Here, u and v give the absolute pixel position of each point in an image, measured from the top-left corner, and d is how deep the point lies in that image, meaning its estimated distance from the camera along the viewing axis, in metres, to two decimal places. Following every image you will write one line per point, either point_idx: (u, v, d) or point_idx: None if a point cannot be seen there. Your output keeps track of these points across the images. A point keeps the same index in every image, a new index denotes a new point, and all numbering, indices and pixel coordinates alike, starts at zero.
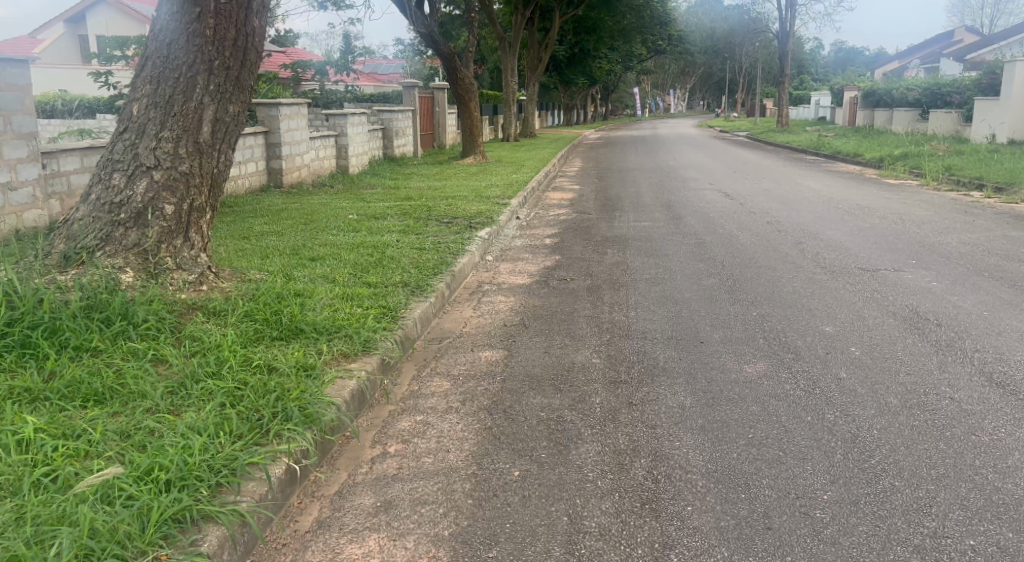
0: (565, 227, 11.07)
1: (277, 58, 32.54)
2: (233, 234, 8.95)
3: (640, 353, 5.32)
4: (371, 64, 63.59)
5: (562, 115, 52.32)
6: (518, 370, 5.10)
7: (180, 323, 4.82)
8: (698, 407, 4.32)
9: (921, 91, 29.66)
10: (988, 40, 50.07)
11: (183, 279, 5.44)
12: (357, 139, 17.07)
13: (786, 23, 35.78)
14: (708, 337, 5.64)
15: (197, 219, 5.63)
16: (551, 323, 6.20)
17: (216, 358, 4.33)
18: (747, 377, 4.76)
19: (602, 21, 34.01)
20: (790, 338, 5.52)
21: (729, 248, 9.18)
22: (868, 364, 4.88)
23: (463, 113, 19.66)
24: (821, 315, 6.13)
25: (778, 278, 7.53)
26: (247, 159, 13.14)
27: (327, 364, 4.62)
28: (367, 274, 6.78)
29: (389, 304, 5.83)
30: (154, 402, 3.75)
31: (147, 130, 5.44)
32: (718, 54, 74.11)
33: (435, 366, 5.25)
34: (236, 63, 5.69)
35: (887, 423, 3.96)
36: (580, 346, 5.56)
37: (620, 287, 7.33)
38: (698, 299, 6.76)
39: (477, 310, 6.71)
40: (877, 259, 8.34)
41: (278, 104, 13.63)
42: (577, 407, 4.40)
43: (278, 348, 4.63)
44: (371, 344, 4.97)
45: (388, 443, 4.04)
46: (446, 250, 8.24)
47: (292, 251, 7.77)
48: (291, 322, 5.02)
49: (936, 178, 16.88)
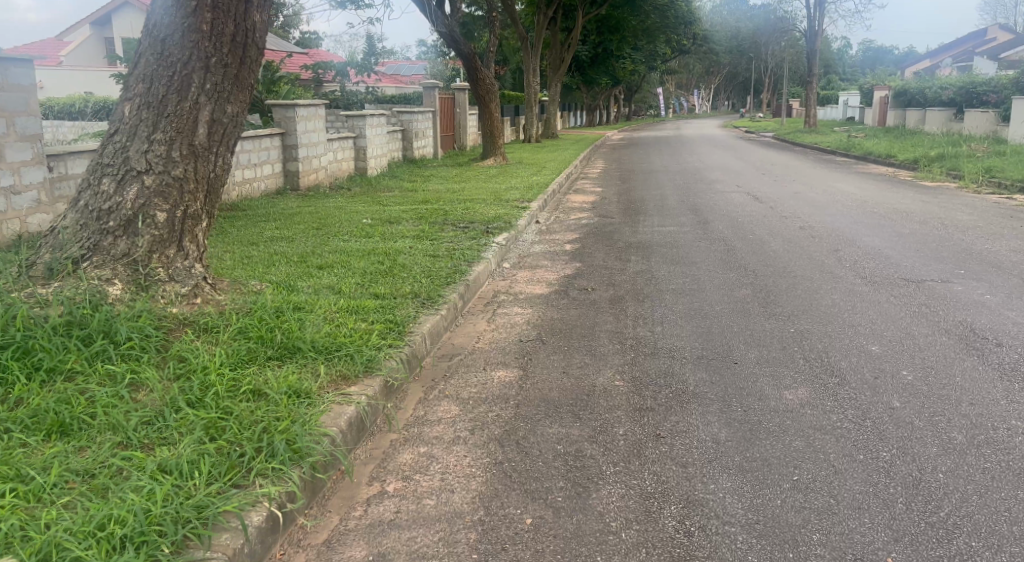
0: (587, 232, 10.62)
1: (298, 59, 32.34)
2: (241, 240, 8.56)
3: (668, 376, 4.87)
4: (394, 65, 63.32)
5: (585, 116, 51.77)
6: (533, 394, 4.67)
7: (167, 340, 4.41)
8: (735, 441, 3.88)
9: (955, 91, 28.88)
10: (1020, 38, 49.05)
11: (175, 292, 5.02)
12: (375, 140, 16.71)
13: (814, 22, 35.02)
14: (742, 356, 5.19)
15: (192, 227, 5.22)
16: (570, 339, 5.76)
17: (201, 382, 3.91)
18: (787, 405, 4.31)
19: (625, 21, 33.44)
20: (834, 359, 5.06)
21: (761, 256, 8.69)
22: (924, 391, 4.42)
23: (484, 114, 19.26)
24: (866, 332, 5.65)
25: (816, 289, 7.04)
26: (263, 162, 12.82)
27: (324, 388, 4.20)
28: (375, 284, 6.39)
29: (396, 319, 5.42)
30: (125, 435, 3.34)
31: (138, 131, 5.04)
32: (744, 54, 73.25)
33: (444, 389, 4.82)
34: (235, 60, 5.29)
35: (954, 465, 3.51)
36: (602, 366, 5.12)
37: (645, 299, 6.87)
38: (730, 313, 6.29)
39: (491, 323, 6.28)
40: (922, 268, 7.82)
41: (295, 105, 13.31)
42: (598, 439, 3.97)
43: (273, 370, 4.22)
44: (374, 365, 4.55)
45: (387, 481, 3.62)
46: (460, 257, 7.81)
47: (299, 258, 7.40)
48: (287, 340, 4.60)
49: (974, 180, 16.26)
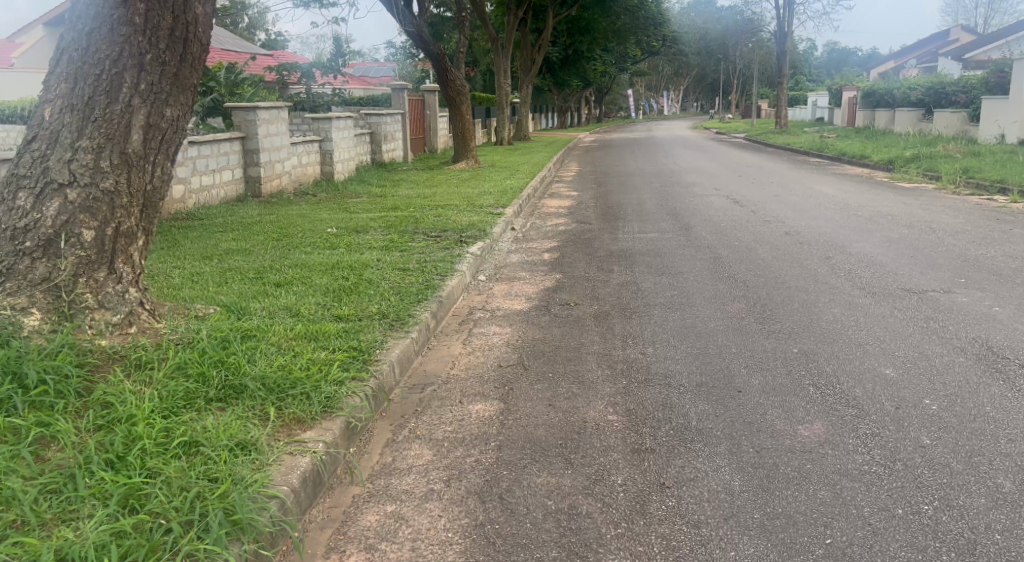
0: (565, 240, 10.09)
1: (263, 61, 31.48)
2: (194, 254, 7.93)
3: (665, 408, 4.34)
4: (361, 68, 62.23)
5: (557, 118, 51.29)
6: (516, 434, 4.11)
7: (91, 382, 3.82)
8: (752, 492, 3.36)
9: (923, 91, 28.91)
10: (983, 39, 49.56)
11: (104, 321, 4.44)
12: (342, 144, 16.06)
13: (784, 22, 34.88)
14: (746, 384, 4.66)
15: (126, 246, 4.61)
16: (554, 363, 5.21)
17: (126, 434, 3.31)
18: (803, 445, 3.79)
19: (595, 22, 33.02)
20: (846, 386, 4.56)
21: (750, 265, 8.21)
22: (954, 424, 3.92)
23: (455, 116, 18.67)
24: (876, 352, 5.17)
25: (813, 302, 6.56)
26: (221, 167, 12.13)
27: (274, 437, 3.65)
28: (337, 303, 5.80)
29: (360, 344, 4.84)
30: (19, 511, 2.77)
31: (60, 138, 4.41)
32: (712, 55, 73.45)
33: (415, 428, 4.25)
34: (174, 57, 4.68)
35: (1010, 523, 3.03)
36: (591, 397, 4.57)
37: (633, 315, 6.34)
38: (725, 331, 5.78)
39: (467, 345, 5.72)
40: (920, 277, 7.38)
41: (256, 107, 12.59)
42: (594, 492, 3.45)
43: (215, 416, 3.65)
44: (332, 404, 4.00)
45: (347, 553, 3.10)
46: (432, 270, 7.25)
47: (256, 275, 6.79)
48: (232, 378, 4.03)
49: (953, 181, 16.02)
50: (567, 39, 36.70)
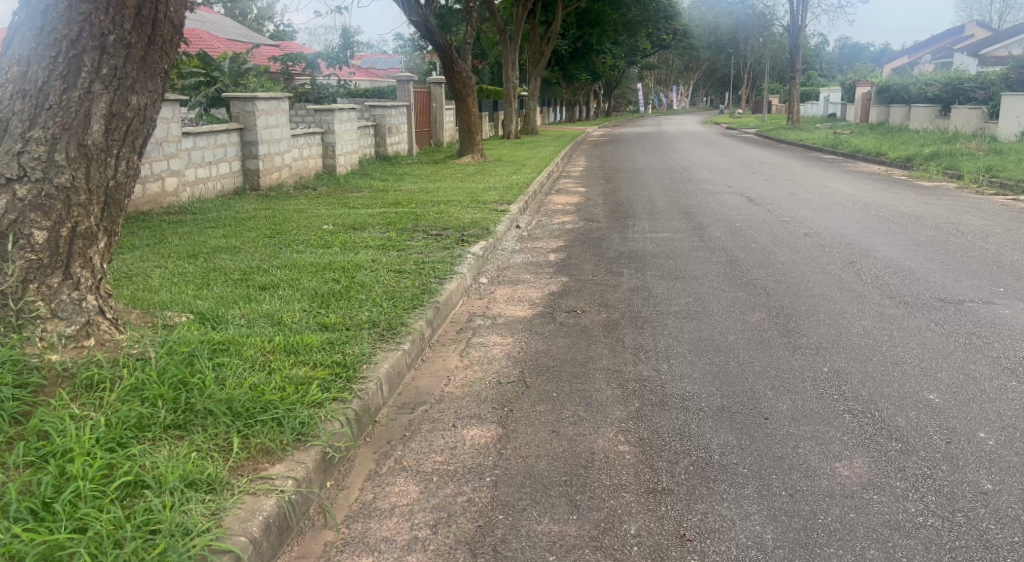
0: (572, 239, 9.58)
1: (268, 52, 30.92)
2: (178, 252, 7.45)
3: (682, 438, 3.86)
4: (368, 58, 61.52)
5: (565, 111, 50.65)
6: (516, 467, 3.63)
7: (32, 408, 3.36)
8: (788, 550, 2.94)
9: (940, 87, 28.24)
10: (1000, 34, 48.63)
11: (57, 333, 3.95)
12: (345, 136, 15.56)
13: (796, 17, 34.05)
14: (773, 410, 4.17)
15: (85, 248, 4.12)
16: (560, 381, 4.72)
17: (58, 473, 2.86)
18: (843, 488, 3.33)
19: (606, 14, 32.40)
20: (886, 414, 4.08)
21: (769, 269, 7.68)
22: (1019, 465, 3.46)
23: (461, 109, 18.15)
24: (916, 373, 4.68)
25: (840, 313, 6.05)
26: (218, 160, 11.67)
27: (236, 472, 3.18)
28: (323, 311, 5.32)
29: (344, 359, 4.35)
30: None
31: (9, 127, 3.93)
32: (722, 48, 72.57)
33: (401, 457, 3.77)
34: (141, 40, 4.17)
35: None
36: (600, 423, 4.09)
37: (644, 324, 5.86)
38: (746, 345, 5.29)
39: (464, 357, 5.23)
40: (955, 285, 6.88)
41: (254, 98, 12.12)
42: (604, 546, 3.01)
43: (168, 448, 3.18)
44: (306, 431, 3.53)
45: None
46: (430, 272, 6.77)
47: (240, 276, 6.33)
48: (196, 401, 3.55)
49: (975, 180, 15.46)
50: (577, 31, 36.03)
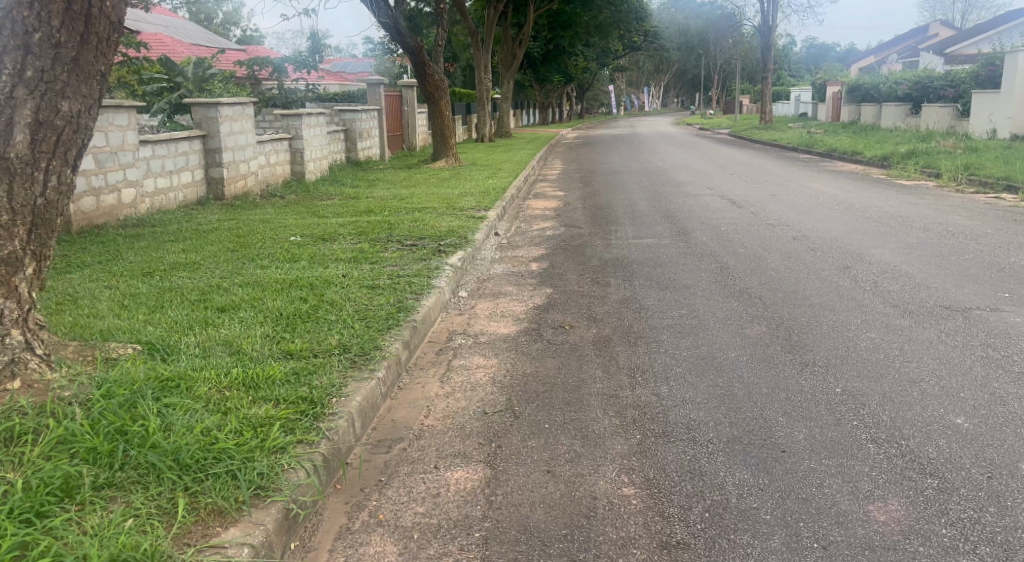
0: (554, 247, 9.16)
1: (234, 56, 30.14)
2: (132, 270, 6.92)
3: (694, 477, 3.44)
4: (338, 62, 60.75)
5: (538, 114, 50.31)
6: (508, 518, 3.19)
7: None
8: None
9: (910, 85, 28.21)
10: (965, 33, 48.96)
11: None
12: (313, 142, 15.00)
13: (767, 17, 33.91)
14: (789, 440, 3.76)
15: (9, 273, 3.61)
16: (552, 410, 4.27)
17: None
18: (884, 540, 2.93)
19: (577, 16, 32.07)
20: (914, 444, 3.68)
21: (762, 277, 7.29)
22: None
23: (434, 113, 17.66)
24: (937, 393, 4.29)
25: (845, 325, 5.67)
26: (180, 168, 11.09)
27: (182, 542, 2.72)
28: (287, 335, 4.83)
29: (311, 394, 3.86)
30: None
31: None
32: (692, 49, 72.70)
33: (377, 509, 3.31)
34: (72, 39, 3.66)
35: None
36: (600, 460, 3.65)
37: (638, 341, 5.43)
38: (749, 363, 4.89)
39: (445, 384, 4.76)
40: (957, 292, 6.54)
41: (217, 103, 11.53)
42: None
43: (98, 517, 2.71)
44: (266, 484, 3.06)
45: None
46: (405, 288, 6.30)
47: (198, 296, 5.82)
48: (135, 453, 3.08)
49: (954, 178, 15.26)
50: (547, 33, 35.65)
